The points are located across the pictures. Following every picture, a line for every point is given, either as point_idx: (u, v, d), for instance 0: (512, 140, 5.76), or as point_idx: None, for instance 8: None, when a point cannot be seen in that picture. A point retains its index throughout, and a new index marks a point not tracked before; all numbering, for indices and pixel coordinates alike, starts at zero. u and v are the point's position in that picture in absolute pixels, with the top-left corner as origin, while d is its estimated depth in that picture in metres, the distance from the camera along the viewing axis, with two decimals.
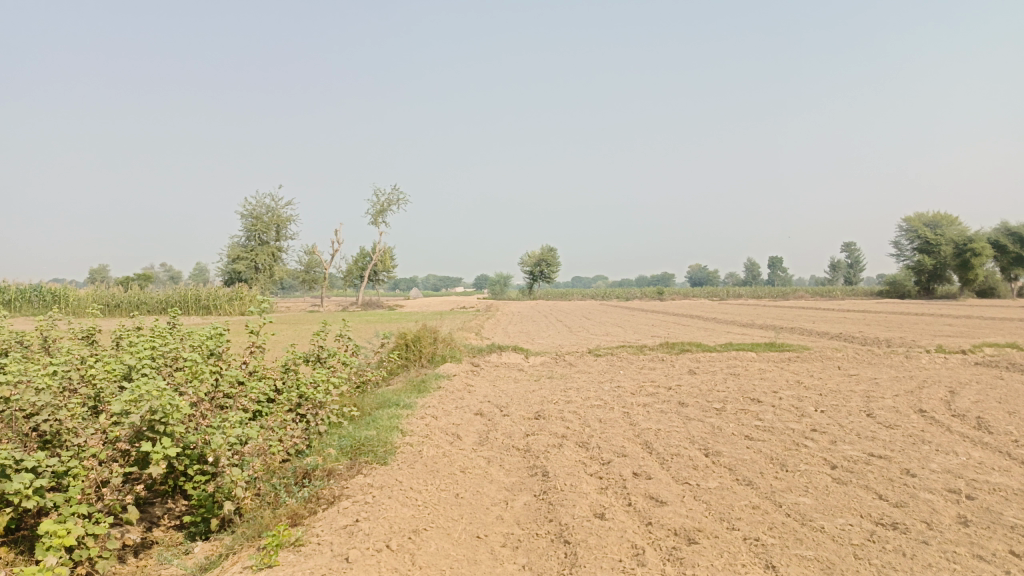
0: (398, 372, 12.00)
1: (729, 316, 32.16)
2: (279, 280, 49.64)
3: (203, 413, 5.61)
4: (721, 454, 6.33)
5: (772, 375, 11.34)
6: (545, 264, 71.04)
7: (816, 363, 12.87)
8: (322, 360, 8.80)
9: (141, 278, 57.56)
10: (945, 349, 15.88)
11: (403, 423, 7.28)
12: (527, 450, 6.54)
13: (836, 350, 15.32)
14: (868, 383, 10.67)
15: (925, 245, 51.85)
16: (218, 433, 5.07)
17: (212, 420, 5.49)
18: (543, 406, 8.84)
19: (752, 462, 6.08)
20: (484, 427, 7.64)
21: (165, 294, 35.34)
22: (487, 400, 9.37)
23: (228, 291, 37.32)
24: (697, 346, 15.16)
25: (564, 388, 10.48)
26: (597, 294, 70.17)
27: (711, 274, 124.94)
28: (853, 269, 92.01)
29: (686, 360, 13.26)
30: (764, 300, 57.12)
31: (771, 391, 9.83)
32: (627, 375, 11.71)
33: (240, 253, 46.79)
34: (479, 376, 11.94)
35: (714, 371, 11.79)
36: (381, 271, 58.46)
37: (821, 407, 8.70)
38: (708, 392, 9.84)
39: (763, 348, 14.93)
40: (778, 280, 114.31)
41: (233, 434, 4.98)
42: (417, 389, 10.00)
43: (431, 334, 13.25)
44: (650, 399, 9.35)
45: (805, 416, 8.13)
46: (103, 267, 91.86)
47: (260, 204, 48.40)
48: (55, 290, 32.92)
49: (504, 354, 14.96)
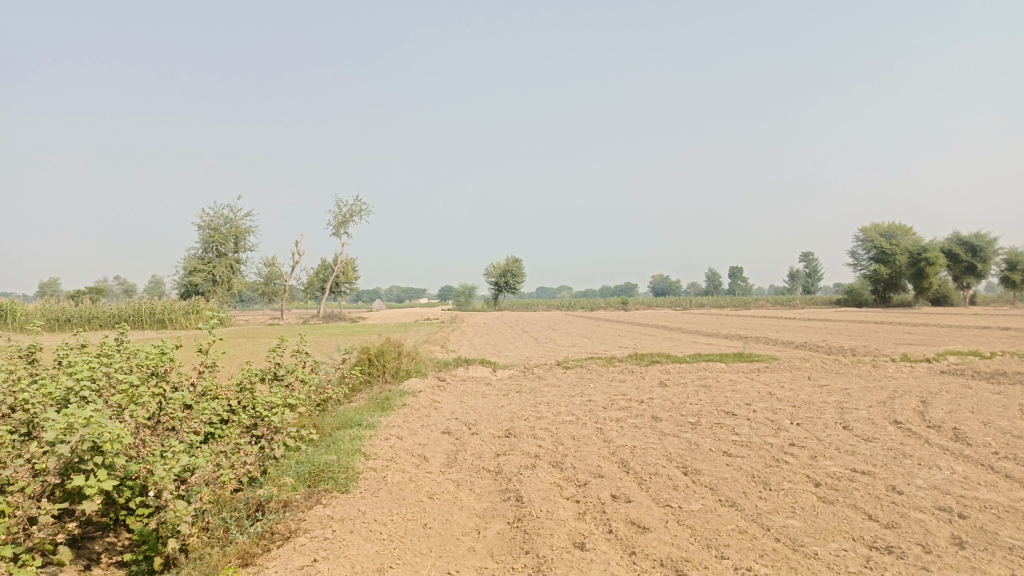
0: (361, 389, 11.55)
1: (694, 325, 32.24)
2: (238, 293, 48.51)
3: (146, 440, 5.15)
4: (700, 473, 6.06)
5: (743, 386, 11.17)
6: (510, 276, 70.79)
7: (786, 374, 12.75)
8: (279, 378, 8.34)
9: (93, 292, 55.72)
10: (909, 357, 15.97)
11: (366, 445, 6.85)
12: (498, 472, 6.19)
13: (804, 360, 15.26)
14: (840, 394, 10.54)
15: (881, 254, 52.93)
16: (161, 462, 4.63)
17: (156, 447, 5.04)
18: (513, 423, 8.49)
19: (734, 481, 5.82)
20: (452, 447, 7.26)
21: (118, 307, 34.17)
22: (454, 418, 8.99)
23: (184, 305, 36.29)
24: (666, 357, 14.97)
25: (534, 403, 10.14)
26: (562, 305, 70.08)
27: (673, 284, 126.08)
28: (812, 279, 93.75)
29: (656, 372, 13.04)
30: (726, 309, 57.61)
31: (745, 404, 9.63)
32: (597, 388, 11.42)
33: (198, 265, 45.64)
34: (445, 391, 11.55)
35: (685, 383, 11.56)
36: (344, 282, 57.58)
37: (797, 420, 8.51)
38: (681, 405, 9.59)
39: (732, 358, 14.80)
40: (738, 289, 115.87)
41: (178, 465, 4.54)
42: (381, 407, 9.58)
43: (395, 348, 12.81)
44: (622, 413, 9.07)
45: (782, 430, 7.92)
46: (54, 280, 89.11)
47: (218, 215, 47.30)
48: (1, 304, 31.62)
49: (471, 367, 14.59)
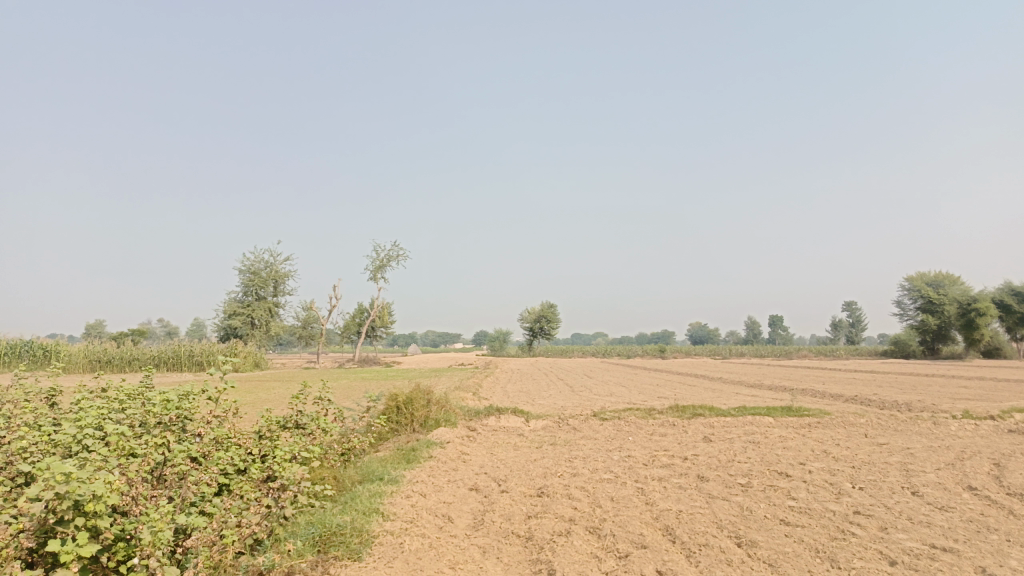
0: (387, 438, 11.03)
1: (735, 376, 31.09)
2: (276, 337, 48.69)
3: (140, 498, 4.72)
4: (757, 546, 5.39)
5: (794, 443, 10.38)
6: (545, 322, 70.18)
7: (840, 431, 11.88)
8: (299, 426, 7.92)
9: (136, 334, 56.64)
10: (971, 414, 14.90)
11: (385, 504, 6.29)
12: (529, 539, 5.61)
13: (858, 415, 14.31)
14: (903, 455, 9.69)
15: (928, 304, 51.23)
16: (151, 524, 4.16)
17: (149, 506, 4.60)
18: (547, 480, 7.88)
19: (795, 557, 5.15)
20: (480, 507, 6.69)
21: (159, 349, 34.37)
22: (483, 472, 8.43)
23: (222, 348, 36.39)
24: (708, 410, 14.18)
25: (569, 457, 9.51)
26: (597, 352, 69.00)
27: (711, 333, 124.00)
28: (855, 329, 91.32)
29: (699, 425, 12.29)
30: (767, 359, 56.00)
31: (798, 464, 8.87)
32: (636, 442, 10.72)
33: (237, 308, 46.09)
34: (475, 443, 10.96)
35: (731, 438, 10.79)
36: (380, 327, 57.58)
37: (859, 483, 7.74)
38: (729, 464, 8.86)
39: (780, 412, 13.96)
40: (779, 338, 113.39)
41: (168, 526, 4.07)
42: (406, 459, 9.06)
43: (424, 396, 12.29)
44: (665, 472, 8.39)
45: (844, 495, 7.17)
46: (100, 321, 91.31)
47: (259, 259, 47.88)
48: (46, 345, 32.03)
49: (503, 417, 13.98)
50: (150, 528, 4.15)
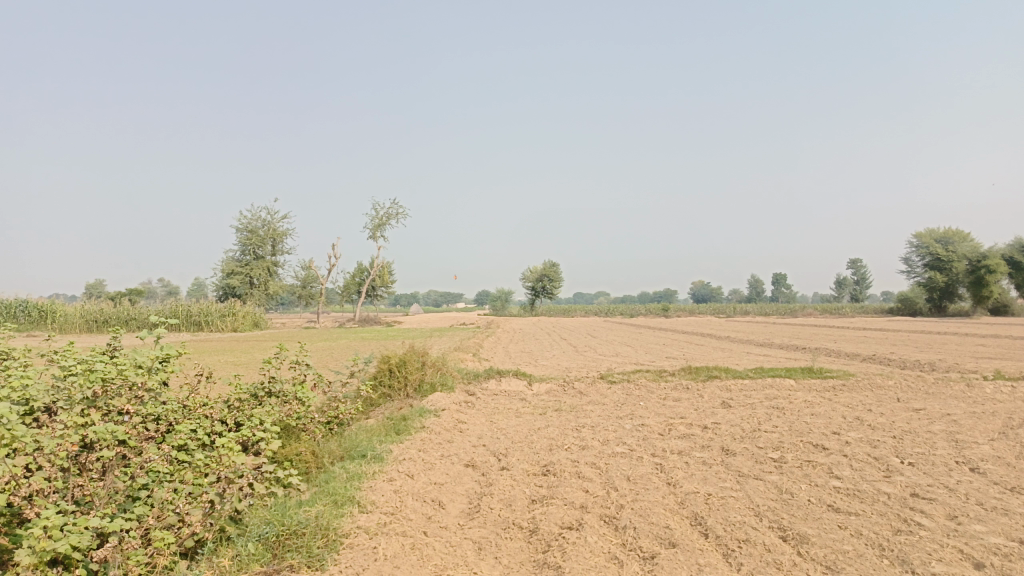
0: (377, 405, 10.17)
1: (744, 334, 30.21)
2: (276, 296, 47.75)
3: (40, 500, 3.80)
4: (808, 543, 4.46)
5: (822, 409, 9.45)
6: (546, 280, 69.19)
7: (869, 394, 10.96)
8: (260, 399, 7.03)
9: (135, 292, 55.83)
10: (1003, 375, 13.94)
11: (363, 490, 5.34)
12: (533, 532, 4.68)
13: (885, 377, 13.35)
14: (946, 422, 8.76)
15: (936, 261, 50.18)
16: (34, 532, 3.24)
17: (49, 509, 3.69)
18: (552, 454, 6.97)
19: (858, 558, 4.22)
20: (476, 489, 5.78)
21: (156, 308, 33.51)
22: (480, 445, 7.55)
23: (221, 308, 35.44)
24: (724, 371, 13.29)
25: (576, 426, 8.61)
26: (601, 311, 68.09)
27: (714, 291, 123.10)
28: (859, 288, 90.52)
29: (715, 389, 11.38)
30: (772, 317, 55.08)
31: (833, 434, 7.94)
32: (649, 408, 9.82)
33: (235, 267, 45.15)
34: (474, 410, 10.07)
35: (752, 404, 9.86)
36: (380, 286, 56.62)
37: (908, 458, 6.80)
38: (754, 434, 7.94)
39: (800, 373, 13.04)
40: (783, 296, 112.57)
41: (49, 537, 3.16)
42: (396, 430, 8.16)
43: (418, 358, 11.35)
44: (685, 444, 7.46)
45: (894, 473, 6.23)
46: (100, 282, 90.87)
47: (256, 218, 46.70)
48: (42, 305, 31.16)
49: (504, 379, 13.11)
50: (25, 551, 3.19)
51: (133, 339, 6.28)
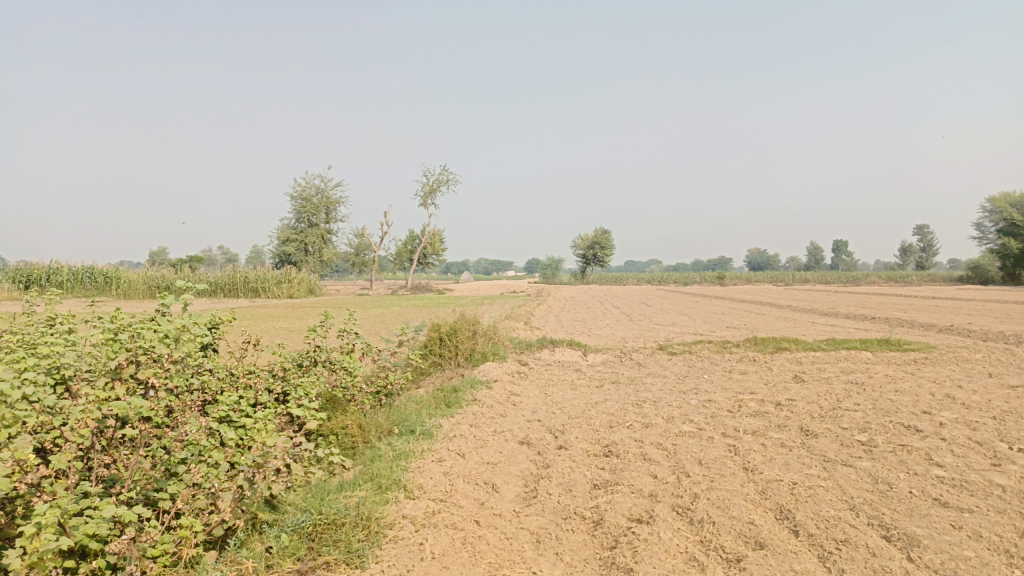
0: (427, 374, 9.78)
1: (807, 304, 28.92)
2: (331, 263, 48.07)
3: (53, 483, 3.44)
4: (920, 547, 3.83)
5: (907, 386, 8.67)
6: (599, 248, 68.09)
7: (957, 369, 10.07)
8: (303, 367, 6.66)
9: (197, 260, 57.17)
10: None
11: (409, 471, 4.92)
12: (598, 525, 4.17)
13: (972, 350, 12.34)
14: None
15: (1011, 227, 47.41)
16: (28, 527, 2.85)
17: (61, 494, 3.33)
18: (613, 432, 6.44)
19: (983, 568, 3.58)
20: (532, 470, 5.30)
21: (215, 276, 34.01)
22: (535, 420, 7.07)
23: (277, 275, 35.72)
24: (792, 342, 12.53)
25: (638, 401, 8.05)
26: (653, 279, 66.79)
27: (771, 259, 119.79)
28: (926, 256, 86.72)
29: (785, 361, 10.66)
30: (833, 286, 53.08)
31: (923, 414, 7.20)
32: (715, 382, 9.19)
33: (290, 234, 45.59)
34: (527, 381, 9.60)
35: (828, 379, 9.12)
36: (431, 254, 56.60)
37: (1016, 443, 6.05)
38: (835, 412, 7.25)
39: (876, 345, 12.17)
40: (844, 264, 108.83)
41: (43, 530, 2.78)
42: (446, 403, 7.73)
43: (469, 326, 10.91)
44: (759, 423, 6.84)
45: (1004, 462, 5.49)
46: (163, 250, 93.63)
47: (310, 185, 46.89)
48: (107, 271, 31.87)
49: (558, 349, 12.61)
50: (23, 549, 2.83)
51: (176, 304, 5.93)
